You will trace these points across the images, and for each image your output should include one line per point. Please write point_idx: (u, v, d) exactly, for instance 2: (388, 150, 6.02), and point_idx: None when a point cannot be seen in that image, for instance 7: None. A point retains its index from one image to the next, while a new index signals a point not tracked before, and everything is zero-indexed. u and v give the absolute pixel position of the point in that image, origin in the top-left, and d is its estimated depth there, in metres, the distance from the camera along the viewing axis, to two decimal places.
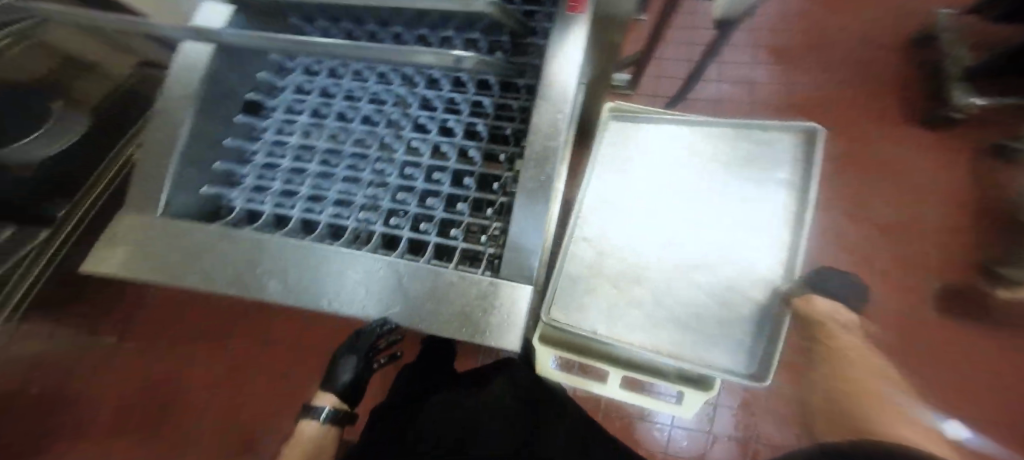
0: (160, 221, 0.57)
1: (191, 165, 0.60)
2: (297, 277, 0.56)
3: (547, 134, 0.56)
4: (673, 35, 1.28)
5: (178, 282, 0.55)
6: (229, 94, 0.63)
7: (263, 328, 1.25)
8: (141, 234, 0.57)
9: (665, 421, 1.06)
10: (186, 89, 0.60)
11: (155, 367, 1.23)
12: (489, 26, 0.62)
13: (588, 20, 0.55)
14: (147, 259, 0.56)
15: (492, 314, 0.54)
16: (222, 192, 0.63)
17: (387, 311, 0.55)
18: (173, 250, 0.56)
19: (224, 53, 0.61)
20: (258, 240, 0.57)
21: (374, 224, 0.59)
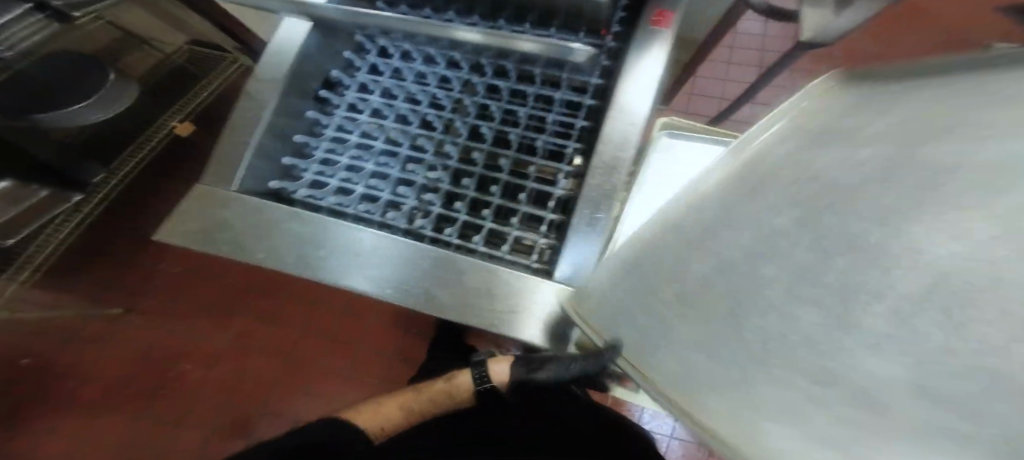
0: (232, 194, 0.58)
1: (271, 137, 0.63)
2: (357, 262, 0.56)
3: (619, 145, 0.56)
4: (715, 55, 1.31)
5: (242, 256, 0.56)
6: (311, 73, 0.66)
7: (276, 305, 1.25)
8: (213, 206, 0.58)
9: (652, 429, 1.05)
10: (276, 70, 0.64)
11: (163, 338, 1.22)
12: (565, 24, 0.69)
13: (673, 37, 0.57)
14: (216, 230, 0.57)
15: (545, 312, 0.54)
16: (297, 162, 0.63)
17: (440, 298, 0.56)
18: (241, 225, 0.57)
19: (317, 29, 0.66)
20: (320, 220, 0.57)
21: (435, 205, 0.62)
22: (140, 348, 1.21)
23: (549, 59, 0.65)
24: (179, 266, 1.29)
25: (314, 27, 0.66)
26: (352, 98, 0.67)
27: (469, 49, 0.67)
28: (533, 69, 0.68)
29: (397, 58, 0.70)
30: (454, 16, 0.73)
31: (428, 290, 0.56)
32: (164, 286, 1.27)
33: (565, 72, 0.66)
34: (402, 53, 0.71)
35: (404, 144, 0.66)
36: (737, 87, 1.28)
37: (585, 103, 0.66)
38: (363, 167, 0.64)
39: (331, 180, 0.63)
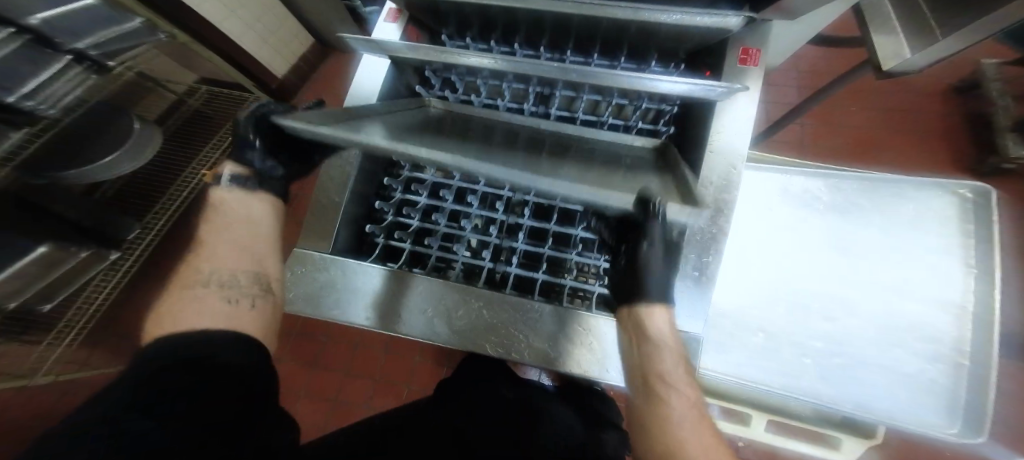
0: (327, 257, 0.61)
1: (360, 184, 0.65)
2: (465, 322, 0.60)
3: (720, 187, 0.57)
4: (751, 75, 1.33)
5: (350, 318, 0.60)
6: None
7: (316, 349, 1.22)
8: (313, 270, 0.61)
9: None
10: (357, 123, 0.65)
11: None
12: (633, 53, 0.71)
13: (762, 73, 0.61)
14: (323, 295, 0.61)
15: (578, 338, 0.58)
16: (379, 205, 0.67)
17: (545, 356, 0.58)
18: (343, 288, 0.61)
19: (391, 66, 0.67)
20: (413, 279, 0.60)
21: (517, 241, 0.65)
22: None
23: (623, 90, 0.63)
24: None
25: (390, 69, 0.67)
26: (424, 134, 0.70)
27: (538, 82, 0.66)
28: (603, 101, 0.70)
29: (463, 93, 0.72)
30: (519, 46, 0.75)
31: (532, 349, 0.59)
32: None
33: (640, 102, 0.67)
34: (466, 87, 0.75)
35: (474, 203, 0.68)
36: (780, 108, 1.29)
37: (663, 133, 0.69)
38: (441, 205, 0.68)
39: (412, 221, 0.66)
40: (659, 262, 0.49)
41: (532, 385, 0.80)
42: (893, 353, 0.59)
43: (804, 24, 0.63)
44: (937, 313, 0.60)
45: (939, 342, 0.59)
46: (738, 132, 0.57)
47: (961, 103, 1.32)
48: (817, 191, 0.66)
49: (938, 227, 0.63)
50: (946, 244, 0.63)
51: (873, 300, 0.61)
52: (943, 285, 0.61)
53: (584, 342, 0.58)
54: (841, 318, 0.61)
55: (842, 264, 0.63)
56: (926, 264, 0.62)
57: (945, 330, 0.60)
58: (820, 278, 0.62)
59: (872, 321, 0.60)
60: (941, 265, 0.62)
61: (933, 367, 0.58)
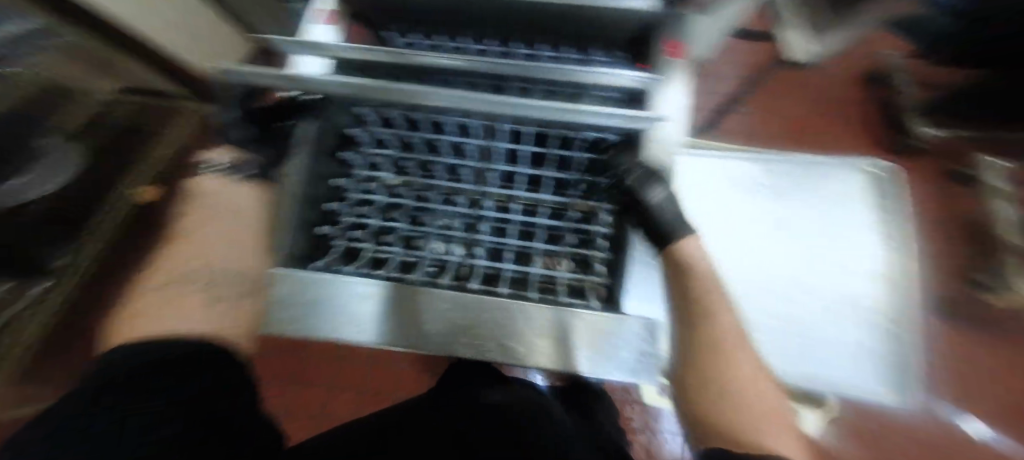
0: (282, 272, 0.59)
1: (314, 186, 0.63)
2: (441, 327, 0.60)
3: (663, 175, 0.60)
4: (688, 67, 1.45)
5: (317, 332, 0.60)
6: (329, 135, 0.63)
7: (295, 366, 1.20)
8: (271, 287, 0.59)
9: (669, 429, 1.11)
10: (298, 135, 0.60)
11: None
12: (581, 43, 0.73)
13: (686, 67, 0.64)
14: (283, 311, 0.59)
15: (549, 331, 0.59)
16: (336, 209, 0.64)
17: (518, 352, 0.60)
18: (302, 303, 0.59)
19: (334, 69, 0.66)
20: (375, 287, 0.59)
21: (483, 234, 0.65)
22: None
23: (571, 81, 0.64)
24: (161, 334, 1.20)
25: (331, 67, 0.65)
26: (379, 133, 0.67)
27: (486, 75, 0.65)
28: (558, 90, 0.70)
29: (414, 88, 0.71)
30: (470, 41, 0.76)
31: (508, 346, 0.60)
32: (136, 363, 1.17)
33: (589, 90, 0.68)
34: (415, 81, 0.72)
35: (436, 200, 0.67)
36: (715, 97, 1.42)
37: None
38: (402, 204, 0.67)
39: (373, 221, 0.65)
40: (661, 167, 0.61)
41: (522, 390, 0.82)
42: (836, 324, 0.70)
43: (721, 16, 0.68)
44: (863, 284, 0.71)
45: (863, 307, 0.71)
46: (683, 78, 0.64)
47: (878, 90, 1.43)
48: (753, 177, 0.74)
49: (857, 205, 0.74)
50: (867, 222, 0.73)
51: (807, 275, 0.72)
52: (860, 258, 0.72)
53: (554, 335, 0.59)
54: (786, 293, 0.71)
55: (773, 241, 0.73)
56: (844, 240, 0.73)
57: (866, 297, 0.71)
58: (755, 258, 0.72)
59: (804, 294, 0.71)
60: (856, 238, 0.73)
61: (863, 332, 0.70)
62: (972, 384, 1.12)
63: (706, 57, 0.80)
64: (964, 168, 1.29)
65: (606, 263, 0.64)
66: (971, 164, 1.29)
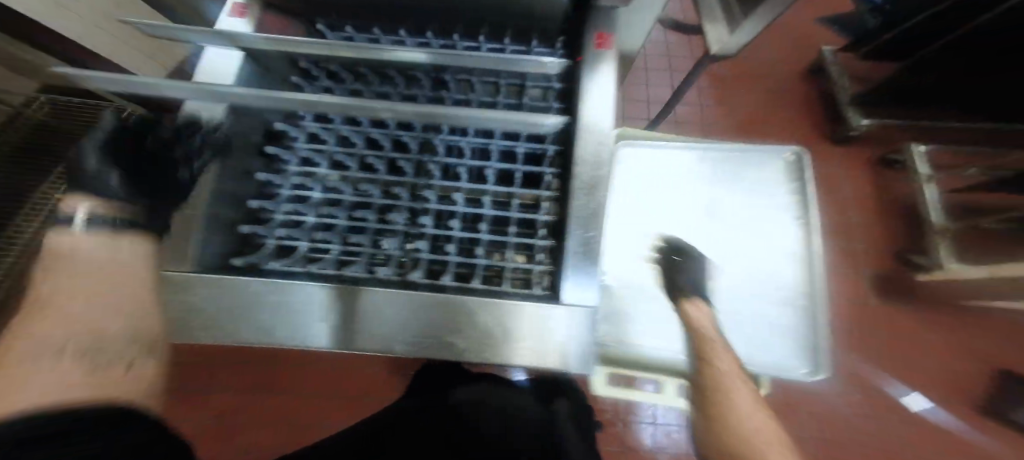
0: (197, 277, 0.55)
1: (234, 180, 0.59)
2: (371, 325, 0.57)
3: (593, 164, 0.62)
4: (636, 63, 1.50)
5: (239, 338, 0.57)
6: (251, 129, 0.61)
7: (273, 377, 1.23)
8: (184, 292, 0.55)
9: (649, 417, 1.12)
10: (203, 128, 0.56)
11: None
12: (517, 33, 0.73)
13: (616, 56, 0.65)
14: (199, 318, 0.56)
15: (495, 325, 0.58)
16: (265, 204, 0.60)
17: (456, 346, 0.59)
18: (220, 308, 0.56)
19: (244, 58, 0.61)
20: (308, 288, 0.56)
21: (427, 225, 0.63)
22: None
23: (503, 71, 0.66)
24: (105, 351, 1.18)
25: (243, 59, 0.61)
26: (313, 127, 0.64)
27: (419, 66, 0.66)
28: (498, 81, 0.73)
29: (351, 79, 0.69)
30: (404, 34, 0.72)
31: (445, 340, 0.59)
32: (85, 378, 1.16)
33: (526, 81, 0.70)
34: (353, 76, 0.70)
35: (376, 193, 0.64)
36: (660, 91, 1.47)
37: (554, 107, 0.71)
38: (340, 199, 0.64)
39: (308, 216, 0.61)
40: (590, 154, 0.62)
41: (500, 386, 0.90)
42: (759, 304, 0.70)
43: (645, 7, 0.67)
44: (783, 264, 0.71)
45: (780, 285, 0.71)
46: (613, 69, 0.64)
47: (819, 84, 1.51)
48: (688, 163, 0.77)
49: (778, 188, 0.75)
50: (786, 202, 0.74)
51: (732, 256, 0.72)
52: (785, 238, 0.72)
53: (501, 327, 0.58)
54: (717, 275, 0.70)
55: (707, 226, 0.74)
56: (769, 223, 0.73)
57: (786, 278, 0.71)
58: (687, 242, 0.72)
59: (731, 274, 0.71)
60: (779, 221, 0.73)
61: (781, 311, 0.69)
62: (912, 360, 1.15)
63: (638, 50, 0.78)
64: (891, 153, 1.36)
65: (551, 249, 0.64)
66: (898, 149, 1.36)
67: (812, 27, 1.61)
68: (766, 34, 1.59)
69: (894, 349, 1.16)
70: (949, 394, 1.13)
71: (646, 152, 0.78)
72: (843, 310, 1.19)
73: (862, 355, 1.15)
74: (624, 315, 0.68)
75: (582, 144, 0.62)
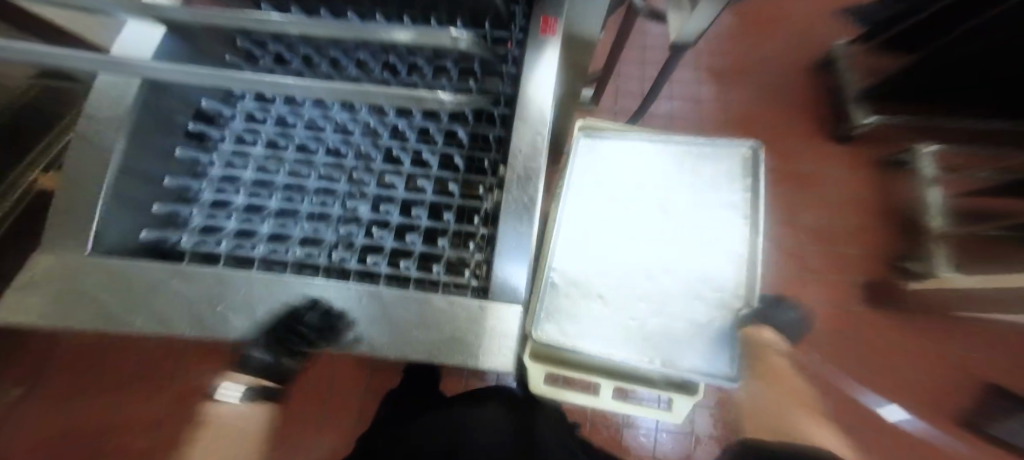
0: (88, 257, 0.50)
1: (147, 160, 0.57)
2: (266, 313, 0.50)
3: (528, 155, 0.59)
4: (629, 55, 1.45)
5: (120, 328, 0.48)
6: (175, 107, 0.61)
7: (248, 369, 1.18)
8: (69, 273, 0.49)
9: (647, 425, 1.06)
10: (116, 103, 0.55)
11: (75, 416, 1.13)
12: (470, 17, 0.71)
13: (559, 44, 0.63)
14: (78, 302, 0.48)
15: (423, 323, 0.52)
16: (188, 182, 0.60)
17: (373, 342, 0.51)
18: (103, 293, 0.49)
19: (173, 34, 0.62)
20: (219, 273, 0.50)
21: (361, 209, 0.60)
22: (51, 431, 1.12)
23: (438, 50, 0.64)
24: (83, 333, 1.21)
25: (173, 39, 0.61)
26: (250, 107, 0.64)
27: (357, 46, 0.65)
28: (446, 64, 0.69)
29: (299, 62, 0.70)
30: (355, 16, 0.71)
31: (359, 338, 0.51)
32: (63, 355, 1.19)
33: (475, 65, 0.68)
34: (301, 60, 0.70)
35: (312, 176, 0.62)
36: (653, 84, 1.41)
37: (503, 91, 0.67)
38: (272, 180, 0.62)
39: (237, 197, 0.60)
40: (521, 141, 0.59)
41: (482, 403, 0.82)
42: (708, 306, 0.64)
43: None
44: (724, 264, 0.66)
45: (719, 286, 0.65)
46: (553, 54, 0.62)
47: (826, 78, 1.43)
48: (644, 155, 0.73)
49: (726, 185, 0.70)
50: (731, 200, 0.69)
51: (677, 255, 0.66)
52: (731, 235, 0.67)
53: (427, 323, 0.53)
54: (655, 272, 0.66)
55: (651, 220, 0.69)
56: (715, 217, 0.68)
57: (725, 279, 0.65)
58: (626, 237, 0.68)
59: (670, 271, 0.66)
60: (723, 217, 0.68)
61: (719, 315, 0.63)
62: (900, 372, 1.07)
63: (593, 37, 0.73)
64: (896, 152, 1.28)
65: (485, 238, 0.61)
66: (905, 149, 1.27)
67: (820, 20, 1.53)
68: (769, 27, 1.52)
69: (882, 358, 1.08)
70: (938, 410, 1.05)
71: (596, 146, 0.75)
72: (830, 317, 1.12)
73: (847, 364, 1.08)
74: (553, 312, 0.64)
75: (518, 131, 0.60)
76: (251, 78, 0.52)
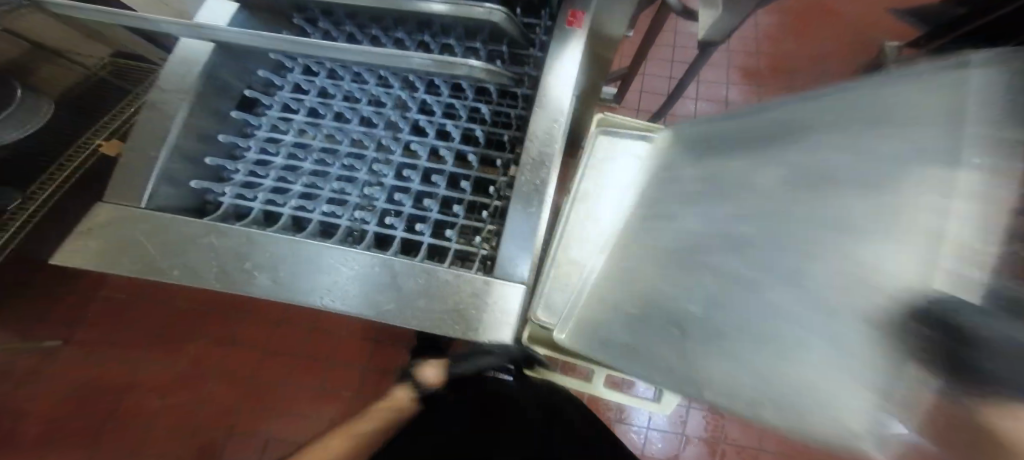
0: (137, 212, 0.56)
1: (199, 132, 0.62)
2: (288, 272, 0.55)
3: (544, 140, 0.60)
4: (658, 52, 1.44)
5: (159, 276, 0.55)
6: (232, 79, 0.65)
7: (266, 334, 1.27)
8: (120, 226, 0.56)
9: (641, 422, 1.07)
10: (183, 78, 0.62)
11: (111, 365, 1.24)
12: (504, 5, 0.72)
13: (586, 35, 0.63)
14: (125, 252, 0.55)
15: (429, 293, 0.56)
16: (237, 140, 0.64)
17: (383, 307, 0.55)
18: (147, 245, 0.55)
19: (237, 15, 0.68)
20: (249, 232, 0.55)
21: (386, 175, 0.62)
22: (89, 378, 1.23)
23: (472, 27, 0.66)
24: (127, 290, 1.32)
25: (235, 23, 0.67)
26: (297, 79, 0.67)
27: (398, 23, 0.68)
28: (477, 43, 0.70)
29: (342, 40, 0.72)
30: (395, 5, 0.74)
31: (369, 298, 0.55)
32: (110, 306, 1.30)
33: (505, 46, 0.69)
34: (345, 37, 0.72)
35: (345, 141, 0.65)
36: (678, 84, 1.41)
37: (528, 73, 0.68)
38: (309, 144, 0.65)
39: (277, 157, 0.63)
40: (541, 126, 0.60)
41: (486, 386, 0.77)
42: None
43: None
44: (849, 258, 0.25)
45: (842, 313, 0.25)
46: (577, 45, 0.62)
47: None
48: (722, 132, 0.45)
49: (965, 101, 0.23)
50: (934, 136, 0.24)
51: None
52: (875, 180, 0.26)
53: (434, 291, 0.56)
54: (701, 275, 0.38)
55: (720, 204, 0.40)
56: (847, 142, 0.29)
57: (867, 291, 0.23)
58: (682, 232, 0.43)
59: (715, 286, 0.36)
60: (863, 142, 0.27)
61: None
62: None
63: (619, 36, 0.74)
64: None
65: (498, 212, 0.63)
66: None
67: (872, 21, 1.47)
68: (814, 27, 1.47)
69: None
70: None
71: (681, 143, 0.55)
72: None
73: None
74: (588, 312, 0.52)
75: (540, 110, 0.61)
76: (297, 40, 0.57)
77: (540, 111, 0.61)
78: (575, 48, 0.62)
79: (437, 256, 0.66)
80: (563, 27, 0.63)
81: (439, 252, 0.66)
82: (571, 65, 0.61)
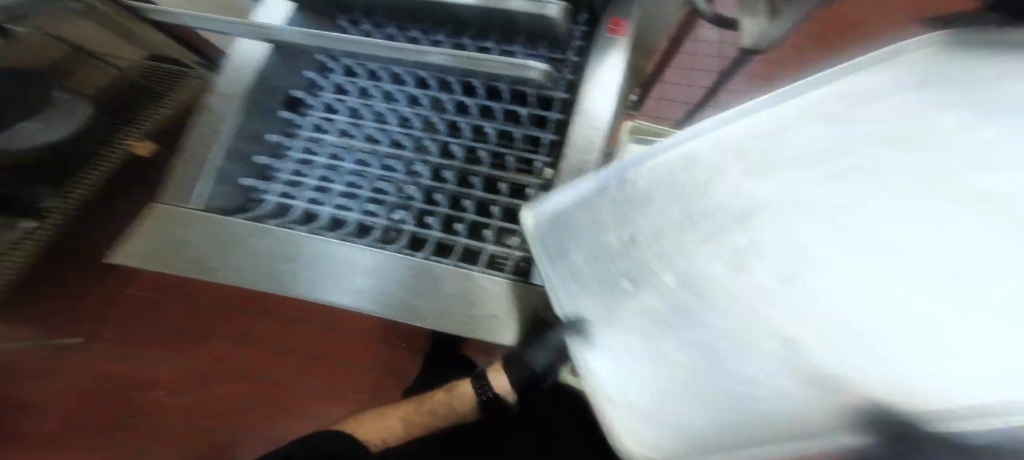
0: (188, 212, 0.58)
1: (246, 136, 0.63)
2: (326, 276, 0.55)
3: (584, 148, 0.60)
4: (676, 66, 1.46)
5: (208, 276, 0.55)
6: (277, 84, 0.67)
7: (284, 334, 1.27)
8: (174, 227, 0.57)
9: None
10: (237, 84, 0.64)
11: (133, 363, 1.25)
12: None
13: (628, 43, 0.62)
14: (175, 251, 0.56)
15: (468, 298, 0.56)
16: (282, 140, 0.66)
17: (420, 310, 0.55)
18: (197, 245, 0.56)
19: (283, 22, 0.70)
20: (291, 232, 0.56)
21: (423, 176, 0.63)
22: (109, 376, 1.23)
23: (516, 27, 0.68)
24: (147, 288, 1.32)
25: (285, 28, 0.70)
26: (339, 80, 0.69)
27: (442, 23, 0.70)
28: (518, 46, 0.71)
29: None
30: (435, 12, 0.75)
31: (407, 301, 0.55)
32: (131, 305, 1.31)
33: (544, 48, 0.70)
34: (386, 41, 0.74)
35: (383, 142, 0.66)
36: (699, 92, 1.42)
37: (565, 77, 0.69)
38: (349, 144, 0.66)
39: (318, 157, 0.65)
40: (582, 131, 0.60)
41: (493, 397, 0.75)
42: None
43: None
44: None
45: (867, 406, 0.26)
46: (619, 51, 0.62)
47: None
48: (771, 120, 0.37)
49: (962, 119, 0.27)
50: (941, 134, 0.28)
51: None
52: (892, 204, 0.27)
53: (474, 296, 0.55)
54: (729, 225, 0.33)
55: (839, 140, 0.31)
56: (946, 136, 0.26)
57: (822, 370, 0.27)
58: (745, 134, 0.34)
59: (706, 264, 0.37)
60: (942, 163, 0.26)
61: None
62: None
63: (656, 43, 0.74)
64: None
65: None
66: None
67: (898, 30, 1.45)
68: (838, 35, 1.46)
69: None
70: None
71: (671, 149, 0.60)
72: None
73: None
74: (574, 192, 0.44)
75: (583, 113, 0.61)
76: (349, 40, 0.59)
77: (582, 117, 0.61)
78: (618, 54, 0.62)
79: (471, 257, 0.67)
80: (606, 34, 0.63)
81: (472, 253, 0.66)
82: (616, 70, 0.61)
